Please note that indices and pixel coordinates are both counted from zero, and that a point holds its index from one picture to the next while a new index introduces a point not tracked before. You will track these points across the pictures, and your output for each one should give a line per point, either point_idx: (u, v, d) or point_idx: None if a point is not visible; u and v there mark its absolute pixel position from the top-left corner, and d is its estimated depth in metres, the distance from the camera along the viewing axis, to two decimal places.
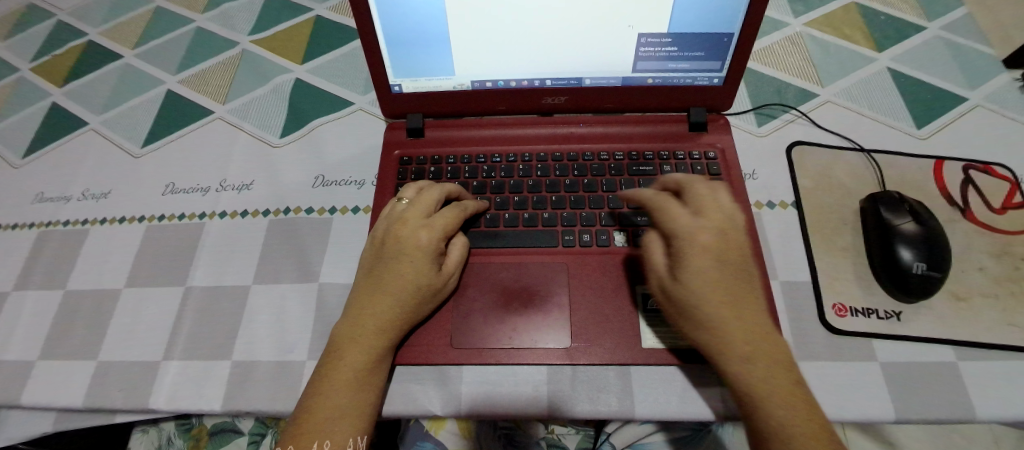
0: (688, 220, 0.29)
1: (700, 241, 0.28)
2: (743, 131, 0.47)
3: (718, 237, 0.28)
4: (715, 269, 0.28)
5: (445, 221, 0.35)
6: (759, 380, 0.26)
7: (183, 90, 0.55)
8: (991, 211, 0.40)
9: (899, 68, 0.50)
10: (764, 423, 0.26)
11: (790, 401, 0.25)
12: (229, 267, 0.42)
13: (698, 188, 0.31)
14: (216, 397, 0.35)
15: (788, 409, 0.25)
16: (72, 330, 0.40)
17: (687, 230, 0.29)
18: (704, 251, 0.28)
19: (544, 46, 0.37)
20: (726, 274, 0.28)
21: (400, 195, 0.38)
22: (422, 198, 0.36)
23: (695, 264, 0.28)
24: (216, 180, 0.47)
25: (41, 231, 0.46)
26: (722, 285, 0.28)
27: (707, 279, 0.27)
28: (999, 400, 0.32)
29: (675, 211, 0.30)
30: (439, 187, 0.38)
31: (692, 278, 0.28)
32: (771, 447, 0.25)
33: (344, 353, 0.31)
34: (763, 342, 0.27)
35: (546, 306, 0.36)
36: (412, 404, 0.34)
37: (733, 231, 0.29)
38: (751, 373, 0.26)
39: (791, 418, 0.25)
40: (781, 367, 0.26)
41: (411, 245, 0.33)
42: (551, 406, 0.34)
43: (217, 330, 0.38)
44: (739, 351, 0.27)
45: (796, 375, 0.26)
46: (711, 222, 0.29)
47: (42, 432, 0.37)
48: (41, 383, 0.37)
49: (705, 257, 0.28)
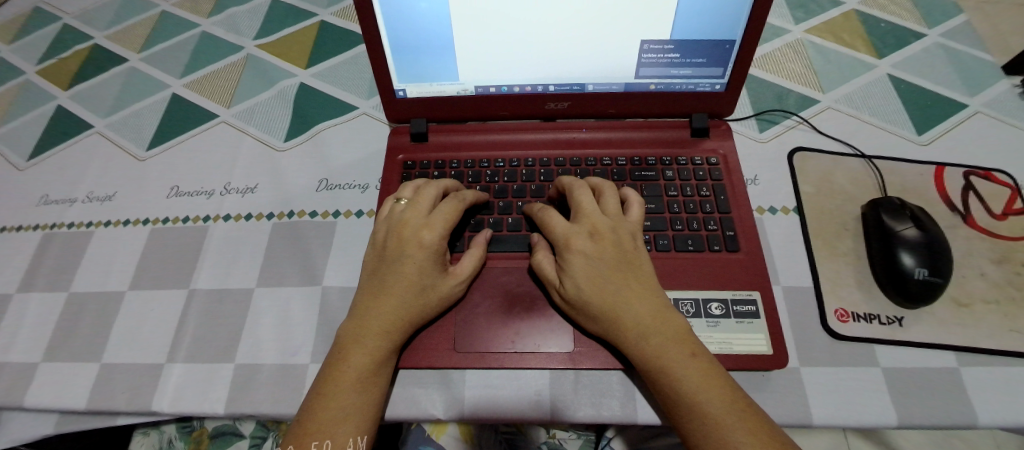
0: (563, 228, 0.34)
1: (572, 244, 0.33)
2: (745, 137, 0.47)
3: (591, 237, 0.33)
4: (591, 266, 0.32)
5: (444, 219, 0.35)
6: (653, 358, 0.29)
7: (188, 93, 0.55)
8: (992, 217, 0.40)
9: (900, 74, 0.51)
10: (670, 392, 0.28)
11: (688, 369, 0.28)
12: (235, 271, 0.42)
13: (578, 194, 0.36)
14: (220, 400, 0.35)
15: (686, 376, 0.28)
16: (78, 331, 0.40)
17: (564, 235, 0.34)
18: (579, 251, 0.32)
19: (549, 52, 0.38)
20: (604, 268, 0.32)
21: (399, 196, 0.38)
22: (421, 196, 0.36)
23: (574, 265, 0.32)
24: (221, 183, 0.48)
25: (46, 233, 0.46)
26: (600, 279, 0.32)
27: (584, 277, 0.32)
28: (1001, 406, 0.32)
29: (552, 225, 0.35)
30: (437, 185, 0.38)
31: (573, 280, 0.32)
32: (680, 410, 0.28)
33: (349, 354, 0.31)
34: (652, 324, 0.30)
35: (549, 311, 0.36)
36: (414, 407, 0.34)
37: (604, 229, 0.33)
38: (646, 352, 0.30)
39: (689, 383, 0.28)
40: (673, 341, 0.30)
41: (413, 244, 0.34)
42: (554, 410, 0.34)
43: (222, 332, 0.39)
44: (629, 333, 0.30)
45: (690, 345, 0.29)
46: (581, 227, 0.34)
47: (44, 434, 0.37)
48: (45, 385, 0.37)
49: (579, 258, 0.32)
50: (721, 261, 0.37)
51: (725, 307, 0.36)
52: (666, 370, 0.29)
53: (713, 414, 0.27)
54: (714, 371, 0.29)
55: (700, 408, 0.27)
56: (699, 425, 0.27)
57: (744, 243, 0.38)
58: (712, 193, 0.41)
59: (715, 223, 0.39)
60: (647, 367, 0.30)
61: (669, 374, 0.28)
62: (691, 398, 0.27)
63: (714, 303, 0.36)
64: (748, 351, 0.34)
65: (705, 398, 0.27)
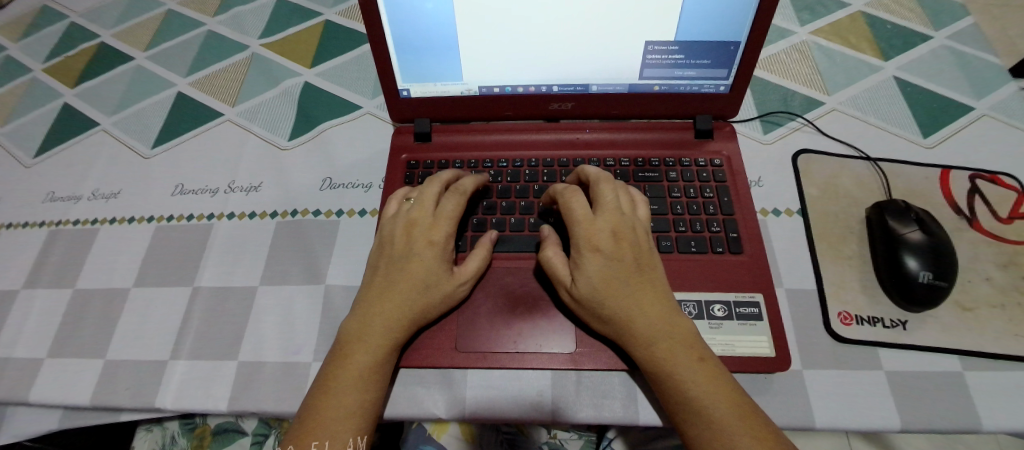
0: (583, 218, 0.46)
1: (616, 254, 0.44)
2: (753, 140, 0.64)
3: (614, 238, 0.45)
4: (605, 268, 0.43)
5: (611, 232, 0.45)
6: (681, 380, 0.39)
7: (309, 118, 0.68)
8: (999, 220, 0.54)
9: (884, 74, 0.69)
10: (681, 398, 0.39)
11: (706, 386, 0.38)
12: (375, 267, 0.53)
13: (601, 191, 0.48)
14: (389, 405, 0.46)
15: (697, 387, 0.38)
16: (265, 369, 0.49)
17: (586, 231, 0.45)
18: (597, 250, 0.44)
19: (599, 45, 0.50)
20: (615, 269, 0.43)
21: (569, 204, 0.47)
22: (580, 211, 0.46)
23: (589, 266, 0.44)
24: (356, 204, 0.60)
25: (216, 249, 0.59)
26: (615, 285, 0.43)
27: (598, 281, 0.43)
28: (1005, 412, 0.43)
29: (575, 209, 0.46)
30: (602, 205, 0.46)
31: (586, 277, 0.43)
32: (687, 411, 0.38)
33: (579, 334, 0.41)
34: (659, 335, 0.41)
35: (670, 309, 0.43)
36: (553, 384, 0.46)
37: (623, 228, 0.45)
38: (689, 372, 0.39)
39: (721, 402, 0.38)
40: (685, 350, 0.40)
41: (593, 251, 0.44)
42: (671, 402, 0.41)
43: (379, 343, 0.48)
44: (665, 355, 0.40)
45: (727, 385, 0.39)
46: (602, 223, 0.45)
47: (254, 413, 0.47)
48: (252, 387, 0.48)
49: (593, 256, 0.44)
50: (730, 261, 0.51)
51: (728, 309, 0.48)
52: (677, 376, 0.39)
53: (722, 416, 0.37)
54: (755, 421, 0.37)
55: (714, 413, 0.37)
56: (706, 423, 0.37)
57: (748, 247, 0.52)
58: (714, 195, 0.55)
59: (717, 225, 0.53)
60: (676, 386, 0.39)
61: (677, 377, 0.39)
62: (692, 403, 0.38)
63: (718, 305, 0.48)
64: (752, 353, 0.46)
65: (712, 406, 0.37)
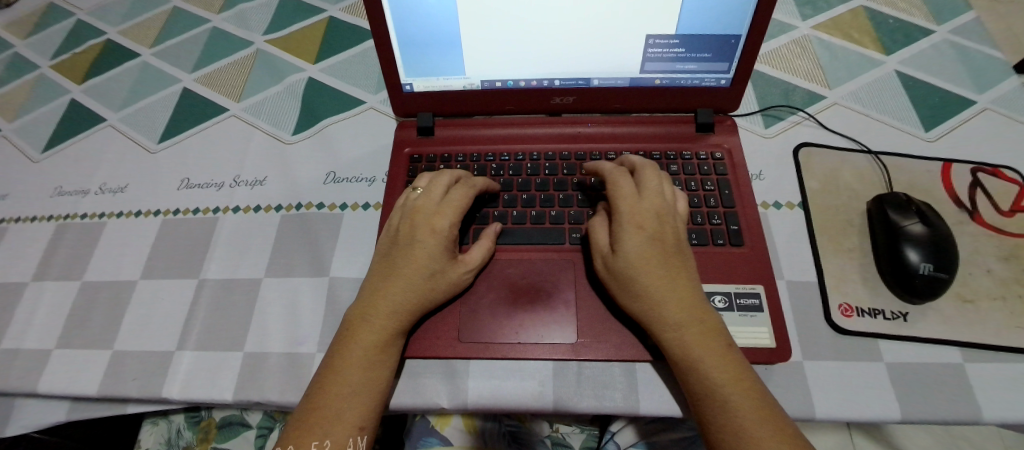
0: (630, 196, 0.34)
1: (635, 218, 0.33)
2: (751, 133, 0.47)
3: (655, 217, 0.33)
4: (646, 243, 0.32)
5: (455, 205, 0.36)
6: (693, 350, 0.29)
7: (198, 87, 0.56)
8: (1000, 214, 0.39)
9: (907, 71, 0.51)
10: (701, 383, 0.28)
11: (725, 366, 0.28)
12: (243, 261, 0.43)
13: (645, 173, 0.36)
14: (228, 387, 0.36)
15: (718, 367, 0.28)
16: (90, 318, 0.41)
17: (629, 209, 0.33)
18: (639, 227, 0.32)
19: (536, 57, 0.39)
20: (659, 248, 0.32)
21: (413, 185, 0.39)
22: (435, 185, 0.37)
23: (631, 239, 0.32)
24: (231, 175, 0.48)
25: (59, 224, 0.47)
26: (654, 259, 0.32)
27: (636, 254, 0.32)
28: (1001, 401, 0.32)
29: (620, 187, 0.35)
30: (449, 174, 0.39)
31: (628, 250, 0.32)
32: (708, 407, 0.28)
33: (358, 338, 0.32)
34: (696, 313, 0.30)
35: (553, 303, 0.36)
36: (420, 397, 0.35)
37: (666, 213, 0.34)
38: (683, 340, 0.30)
39: (721, 373, 0.28)
40: (712, 335, 0.30)
41: (425, 230, 0.35)
42: (555, 401, 0.34)
43: (231, 323, 0.39)
44: (683, 326, 0.30)
45: (727, 340, 0.30)
46: (648, 203, 0.34)
47: (58, 419, 0.37)
48: (58, 371, 0.38)
49: (638, 232, 0.32)
50: (725, 255, 0.37)
51: (727, 301, 0.36)
52: (701, 362, 0.29)
53: (735, 398, 0.27)
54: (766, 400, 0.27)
55: (727, 398, 0.27)
56: (716, 410, 0.27)
57: (748, 238, 0.38)
58: (716, 187, 0.41)
59: (719, 218, 0.39)
60: (683, 358, 0.29)
61: (704, 364, 0.29)
62: (713, 388, 0.28)
63: (717, 296, 0.36)
64: (750, 345, 0.34)
65: (734, 395, 0.27)
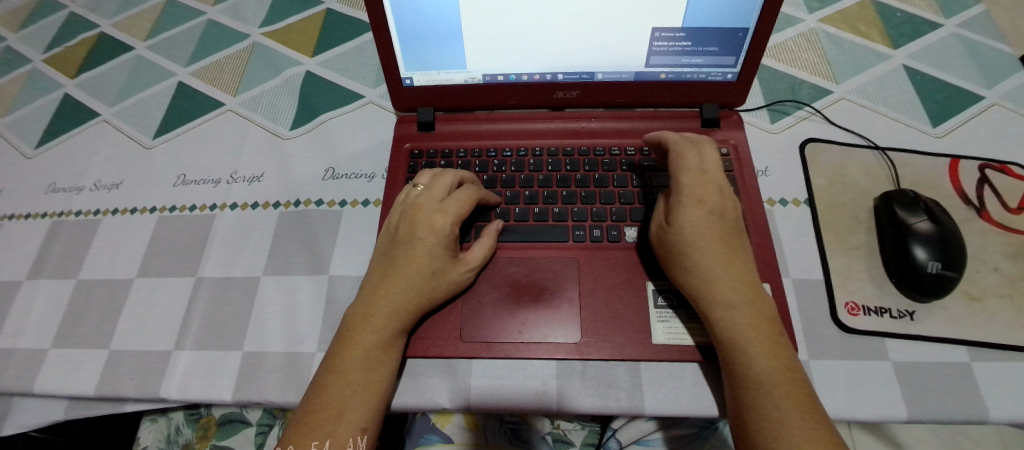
0: (694, 170, 0.34)
1: (698, 193, 0.33)
2: (757, 128, 0.46)
3: (717, 194, 0.33)
4: (706, 219, 0.32)
5: (458, 204, 0.35)
6: (742, 330, 0.29)
7: (193, 81, 0.55)
8: (1007, 211, 0.39)
9: (915, 66, 0.50)
10: (742, 362, 0.28)
11: (769, 350, 0.28)
12: (241, 259, 0.42)
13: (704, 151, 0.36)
14: (227, 388, 0.36)
15: (762, 351, 0.28)
16: (85, 318, 0.40)
17: (691, 183, 0.33)
18: (701, 202, 0.32)
19: (539, 50, 0.38)
20: (719, 226, 0.32)
21: (414, 182, 0.38)
22: (438, 182, 0.37)
23: (691, 211, 0.32)
24: (228, 171, 0.48)
25: (54, 221, 0.46)
26: (712, 235, 0.32)
27: (694, 226, 0.32)
28: (1008, 401, 0.32)
29: (684, 160, 0.35)
30: (452, 172, 0.38)
31: (686, 222, 0.32)
32: (744, 387, 0.28)
33: (358, 338, 0.31)
34: (750, 295, 0.30)
35: (556, 302, 0.36)
36: (422, 396, 0.34)
37: (728, 193, 0.34)
38: (734, 317, 0.29)
39: (765, 357, 0.28)
40: (762, 319, 0.29)
41: (426, 229, 0.34)
42: (559, 401, 0.34)
43: (229, 322, 0.39)
44: (736, 303, 0.30)
45: (777, 328, 0.30)
46: (711, 179, 0.34)
47: (55, 419, 0.37)
48: (54, 371, 0.37)
49: (698, 206, 0.32)
50: None
51: None
52: (745, 343, 0.29)
53: (774, 382, 0.27)
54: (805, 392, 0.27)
55: (766, 380, 0.27)
56: (752, 389, 0.27)
57: (754, 236, 0.38)
58: None
59: None
60: (728, 337, 0.29)
61: (748, 345, 0.29)
62: (755, 368, 0.28)
63: None
64: None
65: (774, 379, 0.27)
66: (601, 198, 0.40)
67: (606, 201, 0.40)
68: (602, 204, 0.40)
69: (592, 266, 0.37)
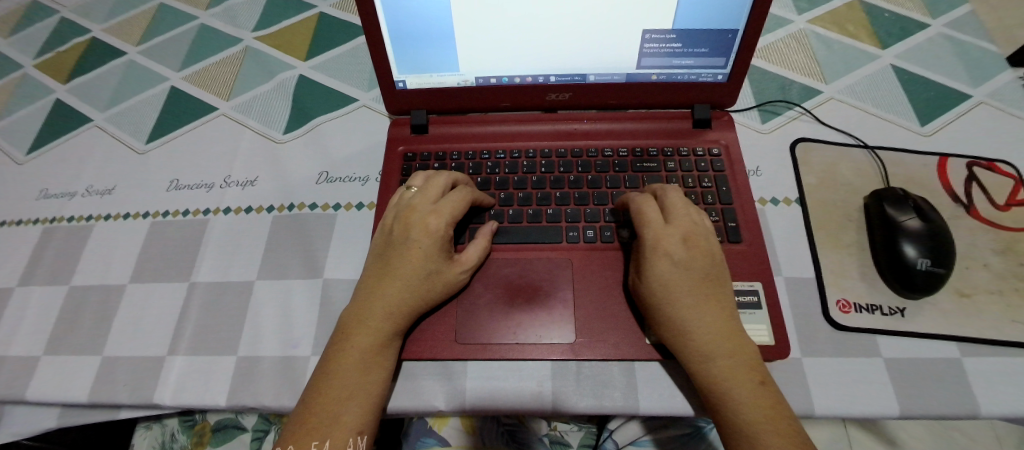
0: (657, 222, 0.33)
1: (660, 245, 0.32)
2: (748, 128, 0.47)
3: (683, 242, 0.32)
4: (674, 272, 0.31)
5: (452, 206, 0.35)
6: (723, 383, 0.28)
7: (186, 86, 0.55)
8: (996, 208, 0.40)
9: (903, 65, 0.50)
10: (732, 416, 0.28)
11: (757, 400, 0.27)
12: (235, 263, 0.42)
13: (669, 197, 0.35)
14: (221, 392, 0.35)
15: (750, 402, 0.27)
16: (78, 324, 0.40)
17: (655, 235, 0.32)
18: (666, 254, 0.31)
19: (531, 53, 0.38)
20: (689, 276, 0.31)
21: (408, 184, 0.38)
22: (431, 185, 0.37)
23: (658, 267, 0.31)
24: (221, 176, 0.47)
25: (46, 227, 0.46)
26: (682, 288, 0.31)
27: (662, 282, 0.31)
28: (999, 395, 0.32)
29: (647, 212, 0.34)
30: (446, 174, 0.38)
31: (654, 278, 0.31)
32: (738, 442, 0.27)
33: (354, 339, 0.31)
34: (728, 345, 0.29)
35: (551, 302, 0.36)
36: (417, 399, 0.34)
37: (697, 236, 0.32)
38: (715, 373, 0.29)
39: (754, 409, 0.27)
40: (745, 368, 0.28)
41: (420, 230, 0.34)
42: (554, 401, 0.34)
43: (224, 326, 0.38)
44: (716, 358, 0.29)
45: (763, 374, 0.29)
46: (675, 228, 0.33)
47: (47, 427, 0.37)
48: (47, 378, 0.37)
49: (664, 260, 0.31)
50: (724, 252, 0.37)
51: None
52: (730, 396, 0.28)
53: (768, 434, 0.26)
54: (799, 440, 0.26)
55: (758, 434, 0.26)
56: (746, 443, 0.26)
57: (746, 234, 0.38)
58: (713, 184, 0.41)
59: (717, 214, 0.39)
60: (714, 390, 0.29)
61: (734, 398, 0.28)
62: (748, 422, 0.27)
63: None
64: None
65: (766, 431, 0.26)
66: (594, 199, 0.40)
67: (599, 202, 0.40)
68: (595, 205, 0.40)
69: (586, 267, 0.37)
